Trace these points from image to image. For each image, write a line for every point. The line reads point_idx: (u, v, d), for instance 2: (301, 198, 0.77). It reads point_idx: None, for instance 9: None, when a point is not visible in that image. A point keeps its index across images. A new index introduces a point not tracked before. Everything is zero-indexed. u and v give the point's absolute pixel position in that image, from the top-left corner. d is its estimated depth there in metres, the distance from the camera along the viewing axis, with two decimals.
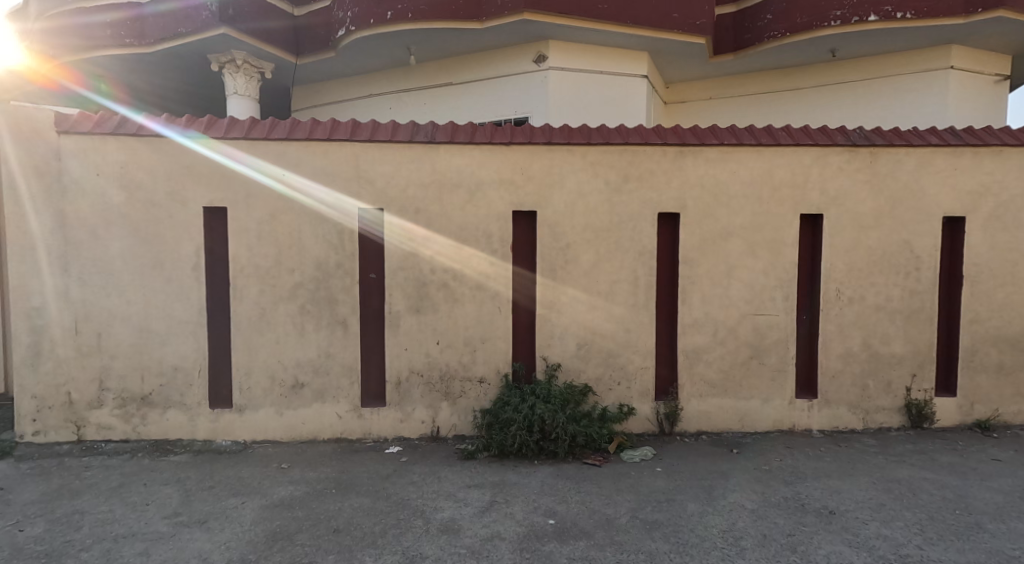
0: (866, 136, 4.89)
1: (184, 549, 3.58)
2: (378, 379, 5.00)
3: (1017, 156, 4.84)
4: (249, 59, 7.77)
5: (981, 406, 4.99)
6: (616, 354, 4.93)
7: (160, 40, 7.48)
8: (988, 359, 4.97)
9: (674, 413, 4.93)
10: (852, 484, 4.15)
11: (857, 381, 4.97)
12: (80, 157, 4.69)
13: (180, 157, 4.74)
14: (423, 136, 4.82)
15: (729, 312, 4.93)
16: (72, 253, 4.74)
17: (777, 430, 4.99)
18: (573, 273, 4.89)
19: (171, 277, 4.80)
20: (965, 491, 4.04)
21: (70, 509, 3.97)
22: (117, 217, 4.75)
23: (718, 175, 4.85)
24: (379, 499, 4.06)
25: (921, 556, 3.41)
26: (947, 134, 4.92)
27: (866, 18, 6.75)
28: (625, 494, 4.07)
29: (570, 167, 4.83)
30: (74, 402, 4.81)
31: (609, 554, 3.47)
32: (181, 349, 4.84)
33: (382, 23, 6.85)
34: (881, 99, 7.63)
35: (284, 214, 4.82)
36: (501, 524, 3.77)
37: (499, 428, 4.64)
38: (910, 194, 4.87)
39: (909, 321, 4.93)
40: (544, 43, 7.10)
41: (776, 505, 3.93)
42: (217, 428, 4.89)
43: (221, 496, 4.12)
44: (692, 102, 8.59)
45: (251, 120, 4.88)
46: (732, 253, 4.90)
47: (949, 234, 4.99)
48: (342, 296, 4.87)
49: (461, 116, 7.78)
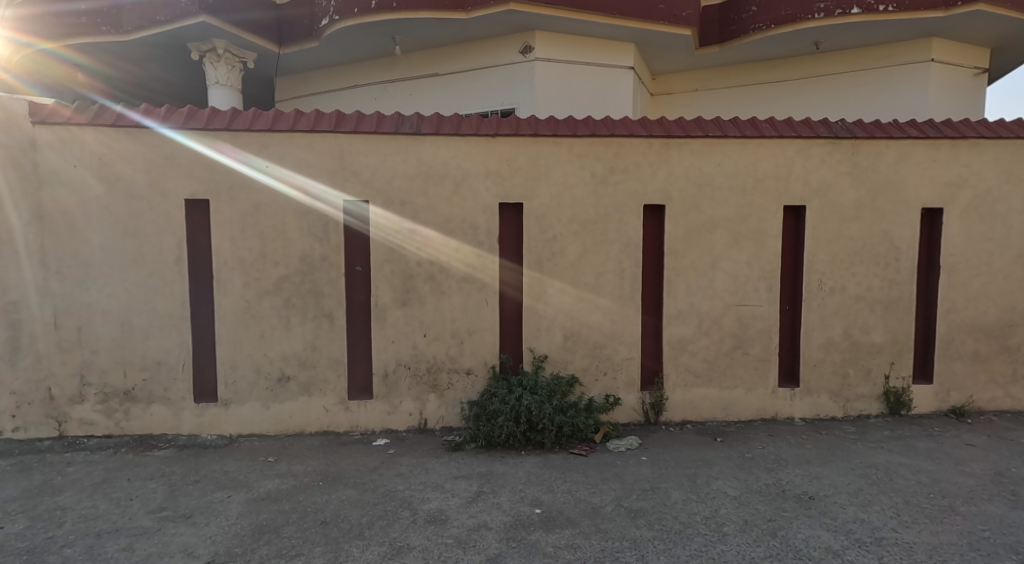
0: (849, 128, 4.95)
1: (170, 543, 3.56)
2: (365, 372, 4.99)
3: (993, 148, 4.94)
4: (231, 49, 7.64)
5: (957, 394, 5.12)
6: (602, 345, 4.98)
7: (138, 27, 7.29)
8: (964, 347, 5.09)
9: (659, 403, 4.99)
10: (832, 471, 4.24)
11: (838, 369, 5.07)
12: (56, 147, 4.59)
13: (160, 148, 4.66)
14: (408, 128, 4.79)
15: (713, 302, 4.99)
16: (51, 246, 4.66)
17: (761, 418, 5.08)
18: (560, 265, 4.91)
19: (153, 270, 4.73)
20: (939, 475, 4.15)
21: (52, 505, 3.93)
22: (96, 209, 4.67)
23: (702, 167, 4.89)
24: (367, 491, 4.07)
25: (896, 538, 3.50)
26: (927, 126, 5.01)
27: (849, 11, 6.81)
28: (610, 483, 4.12)
29: (556, 159, 4.84)
30: (55, 398, 4.75)
31: (595, 542, 3.51)
32: (164, 344, 4.79)
33: (366, 13, 6.76)
34: (862, 91, 7.72)
35: (269, 207, 4.77)
36: (488, 514, 3.80)
37: (486, 419, 4.67)
38: (890, 185, 4.94)
39: (888, 310, 5.02)
40: (530, 34, 7.07)
41: (758, 492, 4.01)
42: (203, 423, 4.85)
43: (207, 491, 4.10)
44: (678, 94, 8.62)
45: (234, 111, 4.81)
46: (717, 244, 4.95)
47: (927, 224, 5.09)
48: (327, 289, 4.84)
49: (447, 108, 7.72)
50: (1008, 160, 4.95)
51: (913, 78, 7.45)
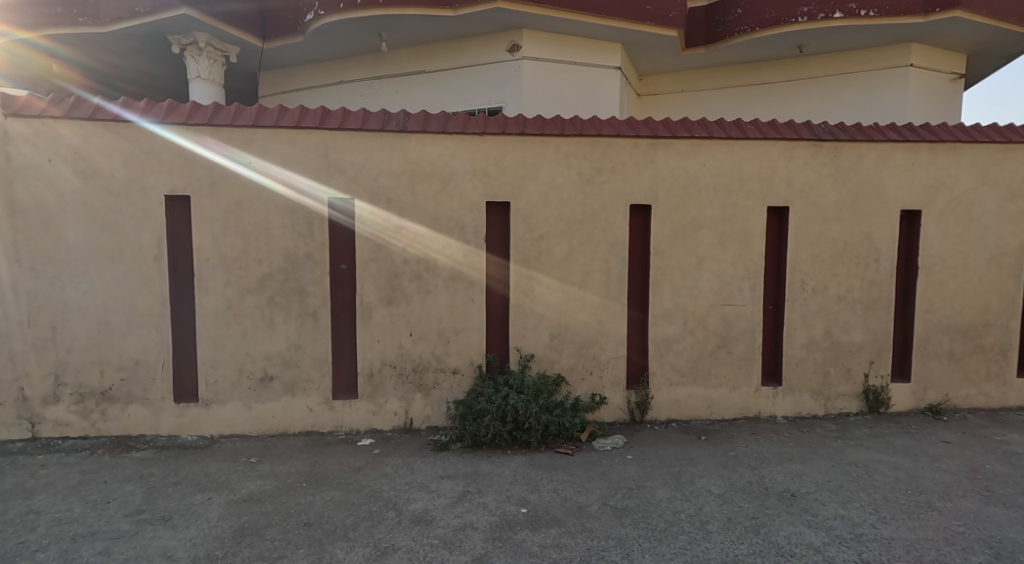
0: (831, 130, 5.03)
1: (148, 547, 3.49)
2: (349, 371, 4.94)
3: (969, 151, 5.06)
4: (212, 43, 7.50)
5: (934, 392, 5.23)
6: (588, 344, 4.99)
7: (116, 19, 7.14)
8: (940, 346, 5.20)
9: (644, 402, 5.02)
10: (813, 468, 4.30)
11: (819, 369, 5.14)
12: (31, 140, 4.48)
13: (139, 141, 4.56)
14: (395, 125, 4.74)
15: (698, 302, 5.03)
16: (25, 243, 4.54)
17: (744, 417, 5.13)
18: (546, 264, 4.91)
19: (131, 268, 4.63)
20: (916, 472, 4.24)
21: (24, 509, 3.82)
22: (72, 204, 4.55)
23: (688, 168, 4.93)
24: (351, 491, 4.03)
25: (875, 534, 3.56)
26: (906, 130, 5.10)
27: (832, 15, 6.92)
28: (596, 482, 4.13)
29: (543, 158, 4.84)
30: (28, 398, 4.63)
31: (580, 541, 3.52)
32: (143, 343, 4.69)
33: (352, 8, 6.69)
34: (844, 94, 7.86)
35: (252, 203, 4.70)
36: (474, 514, 3.79)
37: (472, 419, 4.65)
38: (870, 188, 5.03)
39: (868, 310, 5.11)
40: (518, 32, 7.06)
41: (742, 489, 4.05)
42: (183, 423, 4.76)
43: (186, 493, 4.02)
44: (663, 95, 8.68)
45: (216, 105, 4.72)
46: (702, 244, 4.99)
47: (906, 226, 5.19)
48: (312, 287, 4.78)
49: (434, 106, 7.68)
50: (983, 164, 5.07)
51: (893, 83, 7.60)
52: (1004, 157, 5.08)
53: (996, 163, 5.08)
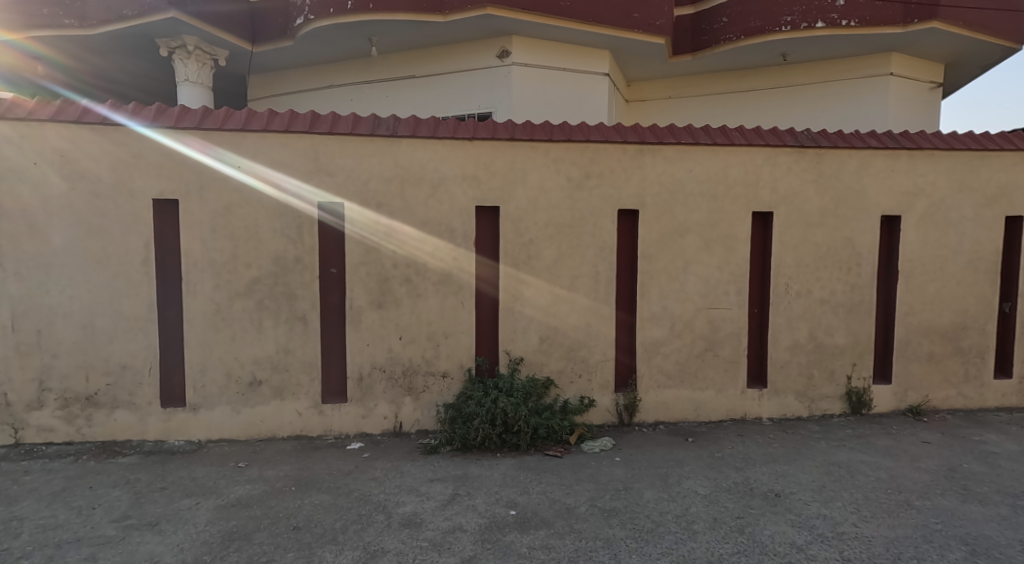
0: (814, 137, 5.13)
1: (135, 552, 3.48)
2: (339, 375, 4.94)
3: (947, 159, 5.19)
4: (201, 46, 7.48)
5: (914, 393, 5.35)
6: (577, 347, 5.04)
7: (104, 21, 7.08)
8: (920, 348, 5.32)
9: (633, 404, 5.08)
10: (797, 468, 4.39)
11: (803, 371, 5.24)
12: (16, 143, 4.44)
13: (126, 144, 4.53)
14: (385, 130, 4.77)
15: (685, 305, 5.11)
16: (8, 247, 4.49)
17: (730, 418, 5.22)
18: (535, 268, 4.95)
19: (118, 272, 4.60)
20: (897, 472, 4.33)
21: (8, 516, 3.78)
22: (57, 207, 4.51)
23: (675, 173, 5.00)
24: (341, 495, 4.03)
25: (855, 532, 3.64)
26: (887, 137, 5.22)
27: (814, 25, 7.05)
28: (585, 484, 4.17)
29: (533, 163, 4.88)
30: (11, 404, 4.58)
31: (569, 542, 3.56)
32: (129, 347, 4.65)
33: (342, 13, 6.71)
34: (827, 102, 8.03)
35: (241, 207, 4.69)
36: (463, 516, 3.81)
37: (462, 421, 4.68)
38: (852, 194, 5.14)
39: (850, 313, 5.22)
40: (507, 39, 7.10)
41: (727, 490, 4.11)
42: (170, 428, 4.73)
43: (173, 498, 4.00)
44: (651, 102, 8.77)
45: (205, 109, 4.71)
46: (688, 248, 5.06)
47: (886, 232, 5.30)
48: (301, 291, 4.78)
49: (425, 110, 7.70)
50: (960, 170, 5.21)
51: (874, 91, 7.77)
52: (980, 164, 5.22)
53: (972, 169, 5.22)
